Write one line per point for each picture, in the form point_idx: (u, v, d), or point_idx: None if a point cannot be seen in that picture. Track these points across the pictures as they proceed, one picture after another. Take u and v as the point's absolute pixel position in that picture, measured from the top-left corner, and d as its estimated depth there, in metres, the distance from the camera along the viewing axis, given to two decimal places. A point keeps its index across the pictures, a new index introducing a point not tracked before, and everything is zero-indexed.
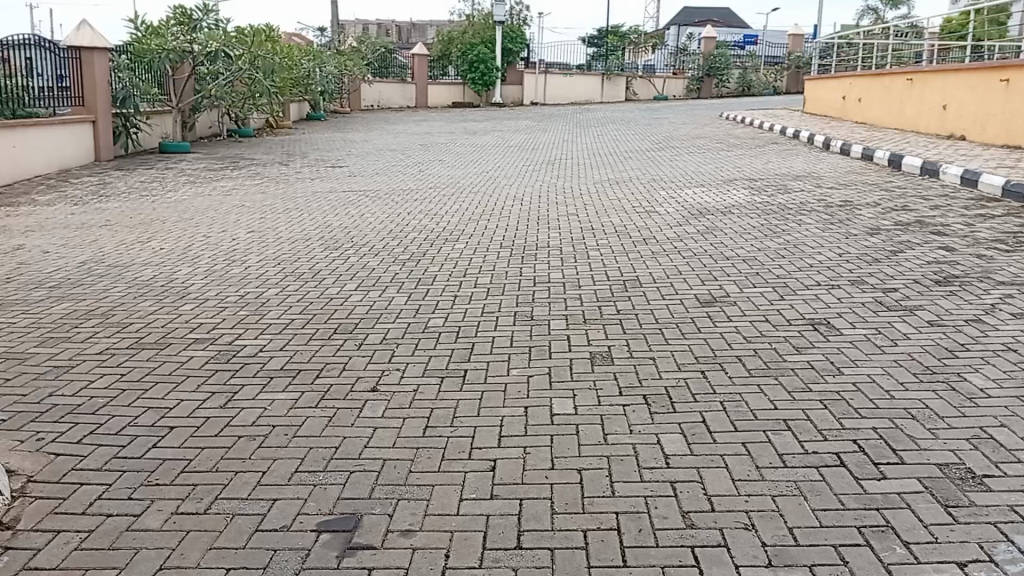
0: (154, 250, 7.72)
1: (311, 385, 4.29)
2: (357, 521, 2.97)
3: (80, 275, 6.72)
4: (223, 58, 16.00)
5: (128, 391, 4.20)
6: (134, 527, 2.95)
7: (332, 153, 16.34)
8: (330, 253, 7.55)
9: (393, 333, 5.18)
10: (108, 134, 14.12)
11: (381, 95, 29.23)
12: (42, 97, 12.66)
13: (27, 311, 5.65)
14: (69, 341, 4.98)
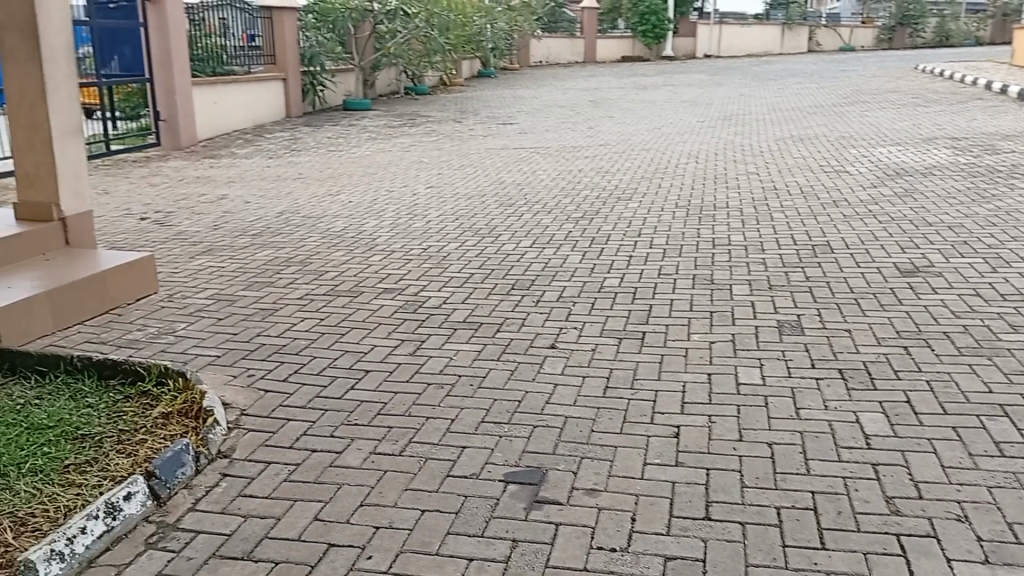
0: (342, 203, 8.14)
1: (492, 339, 4.38)
2: (543, 475, 3.01)
3: (278, 225, 7.20)
4: (402, 16, 16.45)
5: (325, 335, 4.45)
6: (336, 464, 3.14)
7: (503, 110, 16.50)
8: (504, 210, 7.64)
9: (569, 291, 5.17)
10: (297, 92, 15.00)
11: (551, 51, 29.12)
12: (237, 57, 13.62)
13: (235, 256, 6.13)
14: (272, 286, 5.36)
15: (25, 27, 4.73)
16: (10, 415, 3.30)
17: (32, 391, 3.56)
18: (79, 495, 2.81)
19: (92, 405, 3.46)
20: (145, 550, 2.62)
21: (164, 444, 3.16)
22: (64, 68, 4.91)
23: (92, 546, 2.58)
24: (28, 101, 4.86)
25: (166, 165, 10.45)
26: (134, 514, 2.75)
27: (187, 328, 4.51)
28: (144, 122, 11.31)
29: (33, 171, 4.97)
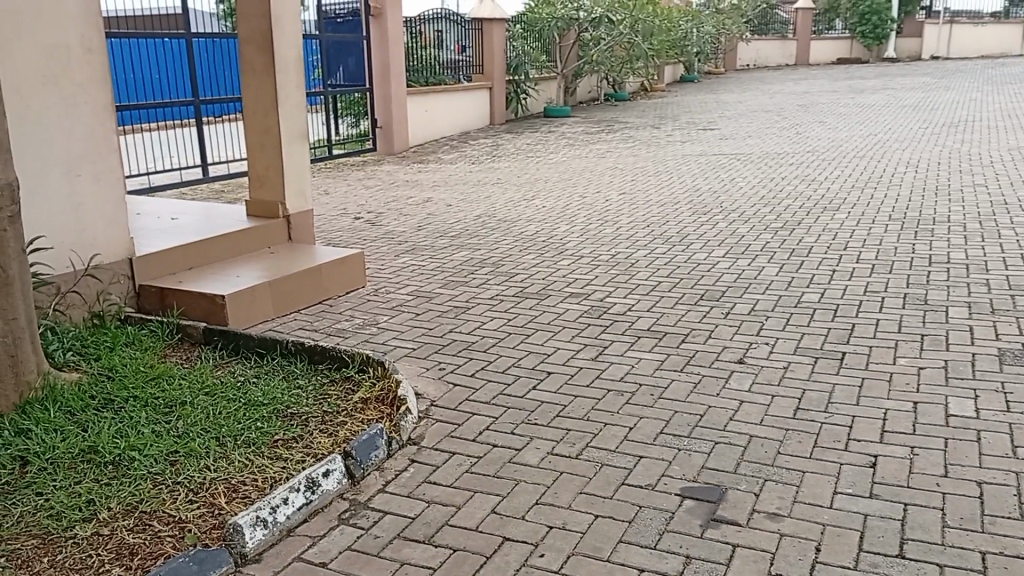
0: (537, 207, 8.35)
1: (677, 349, 4.30)
2: (721, 493, 2.92)
3: (476, 227, 7.52)
4: (607, 23, 16.57)
5: (513, 335, 4.59)
6: (515, 461, 3.23)
7: (704, 115, 16.13)
8: (699, 218, 7.48)
9: (763, 304, 4.98)
10: (501, 99, 15.54)
11: (759, 54, 28.05)
12: (450, 66, 14.28)
13: (434, 256, 6.48)
14: (466, 285, 5.61)
15: (262, 44, 5.28)
16: (233, 390, 3.69)
17: (253, 369, 3.96)
18: (284, 468, 3.09)
19: (301, 387, 3.80)
20: (337, 524, 2.84)
21: (360, 427, 3.41)
22: (293, 78, 5.43)
23: (293, 517, 2.83)
24: (262, 110, 5.43)
25: (379, 168, 11.23)
26: (330, 491, 2.99)
27: (388, 321, 4.82)
28: (362, 128, 12.15)
29: (265, 172, 5.53)
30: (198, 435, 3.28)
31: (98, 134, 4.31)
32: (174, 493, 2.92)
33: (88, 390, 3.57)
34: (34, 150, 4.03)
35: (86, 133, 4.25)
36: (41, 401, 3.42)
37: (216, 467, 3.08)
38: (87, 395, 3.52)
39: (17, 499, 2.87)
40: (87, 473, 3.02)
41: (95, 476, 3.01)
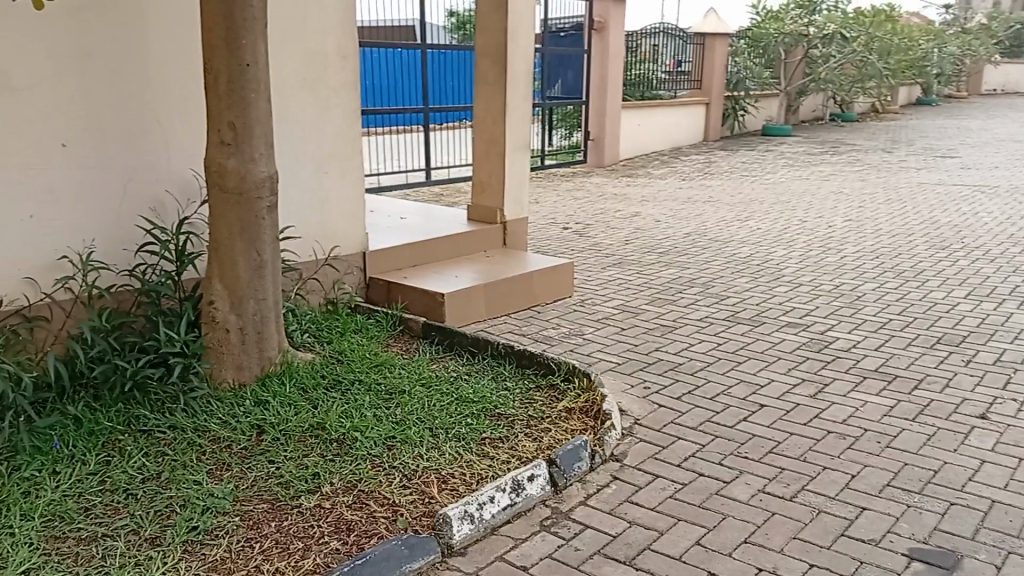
0: (752, 229, 8.04)
1: (908, 395, 3.96)
2: (957, 561, 2.64)
3: (686, 245, 7.36)
4: (839, 41, 15.65)
5: (723, 361, 4.44)
6: (723, 493, 3.11)
7: (944, 141, 14.79)
8: (935, 252, 6.85)
9: (1011, 355, 4.46)
10: (717, 116, 15.15)
11: (1012, 76, 25.30)
12: (664, 82, 14.18)
13: (643, 271, 6.42)
14: (675, 304, 5.50)
15: (495, 55, 5.49)
16: (446, 384, 3.84)
17: (465, 367, 4.10)
18: (490, 466, 3.17)
19: (509, 388, 3.88)
20: (539, 530, 2.88)
21: (565, 436, 3.43)
22: (521, 89, 5.59)
23: (497, 516, 2.90)
24: (491, 119, 5.64)
25: (590, 179, 11.32)
26: (534, 496, 3.04)
27: (594, 333, 4.83)
28: (573, 140, 12.34)
29: (488, 178, 5.72)
30: (413, 424, 3.44)
31: (346, 134, 4.67)
32: (390, 476, 3.07)
33: (320, 370, 3.81)
34: (293, 146, 4.43)
35: (336, 132, 4.62)
36: (279, 375, 3.67)
37: (428, 456, 3.21)
38: (319, 374, 3.77)
39: (252, 465, 3.09)
40: (314, 448, 3.22)
41: (321, 451, 3.21)
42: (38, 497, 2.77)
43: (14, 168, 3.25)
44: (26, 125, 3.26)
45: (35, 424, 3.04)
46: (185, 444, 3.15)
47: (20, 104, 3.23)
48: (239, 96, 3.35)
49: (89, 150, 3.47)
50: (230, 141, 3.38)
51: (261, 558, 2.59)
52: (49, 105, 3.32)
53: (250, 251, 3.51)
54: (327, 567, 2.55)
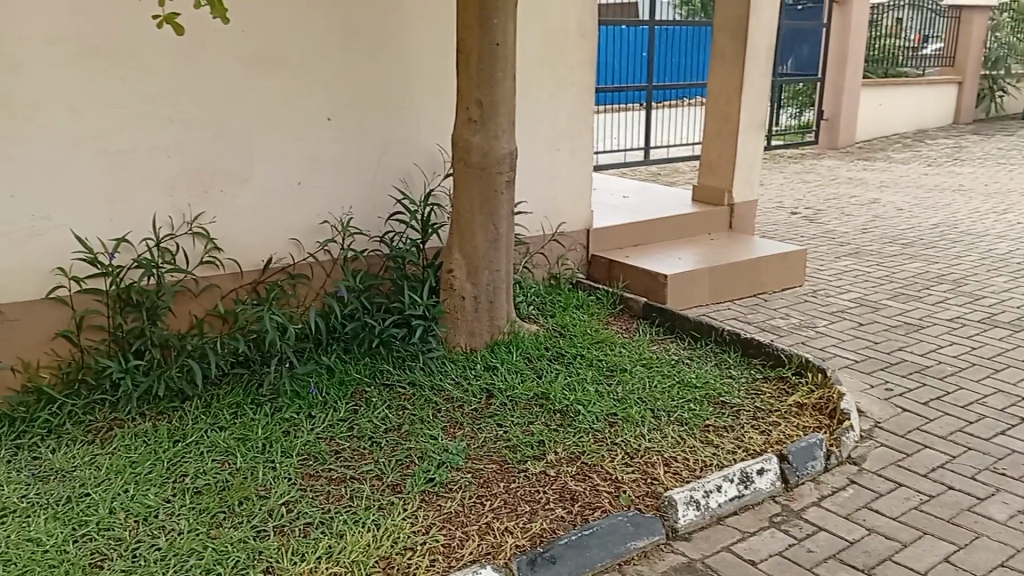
0: (1011, 223, 7.19)
1: None
2: None
3: (932, 237, 6.72)
4: None
5: (977, 367, 4.01)
6: (977, 510, 2.83)
7: None
8: None
9: None
10: (971, 97, 13.66)
11: None
12: (911, 58, 12.95)
13: (881, 262, 5.94)
14: (919, 300, 5.04)
15: (735, 30, 5.27)
16: (669, 367, 3.78)
17: (688, 351, 4.01)
18: (715, 455, 3.08)
19: (734, 376, 3.75)
20: (768, 526, 2.77)
21: (796, 431, 3.26)
22: (760, 65, 5.34)
23: (724, 506, 2.83)
24: (725, 96, 5.44)
25: (820, 162, 10.64)
26: (764, 490, 2.93)
27: (827, 326, 4.54)
28: (804, 120, 11.63)
29: (717, 157, 5.54)
30: (635, 403, 3.42)
31: (580, 111, 4.71)
32: (613, 452, 3.08)
33: (545, 341, 3.90)
34: (530, 123, 4.53)
35: (571, 110, 4.67)
36: (507, 344, 3.79)
37: (651, 437, 3.19)
38: (544, 346, 3.85)
39: (482, 426, 3.22)
40: (539, 416, 3.31)
41: (545, 420, 3.29)
42: (297, 436, 3.06)
43: (288, 139, 3.60)
44: (300, 100, 3.59)
45: (296, 369, 3.36)
46: (422, 401, 3.35)
47: (296, 81, 3.56)
48: (489, 75, 3.46)
49: (350, 124, 3.75)
50: (477, 119, 3.52)
51: (490, 516, 2.69)
52: (319, 82, 3.62)
53: (487, 223, 3.65)
54: (553, 533, 2.61)
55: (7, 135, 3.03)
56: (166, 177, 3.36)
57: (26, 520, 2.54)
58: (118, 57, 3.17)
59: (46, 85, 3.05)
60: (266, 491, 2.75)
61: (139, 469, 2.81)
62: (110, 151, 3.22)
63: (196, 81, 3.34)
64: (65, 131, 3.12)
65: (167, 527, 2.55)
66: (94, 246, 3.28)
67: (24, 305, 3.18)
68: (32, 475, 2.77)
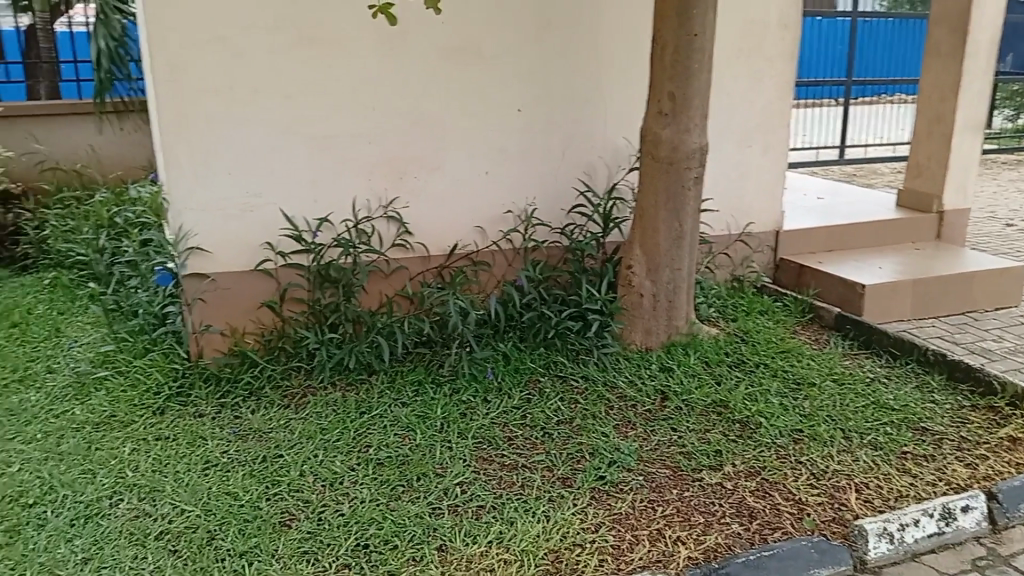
0: None
1: None
2: None
3: None
4: None
5: None
6: None
7: None
8: None
9: None
10: None
11: None
12: None
13: None
14: None
15: (956, 22, 4.82)
16: (862, 385, 3.52)
17: (883, 369, 3.72)
18: (911, 484, 2.84)
19: (936, 401, 3.43)
20: (970, 570, 2.51)
21: (1008, 468, 2.94)
22: (983, 61, 4.86)
23: (921, 542, 2.61)
24: (940, 95, 4.99)
25: None
26: (967, 530, 2.67)
27: None
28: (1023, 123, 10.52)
29: (927, 161, 5.11)
30: (822, 421, 3.21)
31: (775, 106, 4.48)
32: (796, 471, 2.91)
33: (725, 346, 3.74)
34: (722, 119, 4.38)
35: (766, 105, 4.45)
36: (684, 346, 3.68)
37: (839, 459, 2.98)
38: (724, 351, 3.70)
39: (657, 429, 3.14)
40: (716, 425, 3.18)
41: (723, 429, 3.15)
42: (472, 419, 3.11)
43: (480, 129, 3.66)
44: (494, 91, 3.64)
45: (475, 354, 3.43)
46: (595, 397, 3.31)
47: (491, 72, 3.61)
48: (685, 67, 3.35)
49: (540, 116, 3.75)
50: (669, 112, 3.41)
51: (663, 523, 2.61)
52: (511, 72, 3.65)
53: (673, 220, 3.53)
54: (729, 549, 2.50)
55: (231, 117, 3.27)
56: (364, 162, 3.51)
57: (226, 473, 2.73)
58: (328, 46, 3.33)
59: (264, 71, 3.27)
60: (442, 469, 2.81)
61: (328, 436, 2.96)
62: (315, 135, 3.41)
63: (397, 70, 3.46)
64: (278, 116, 3.33)
65: (350, 495, 2.64)
66: (300, 225, 3.49)
67: (235, 274, 3.44)
68: (233, 432, 2.97)
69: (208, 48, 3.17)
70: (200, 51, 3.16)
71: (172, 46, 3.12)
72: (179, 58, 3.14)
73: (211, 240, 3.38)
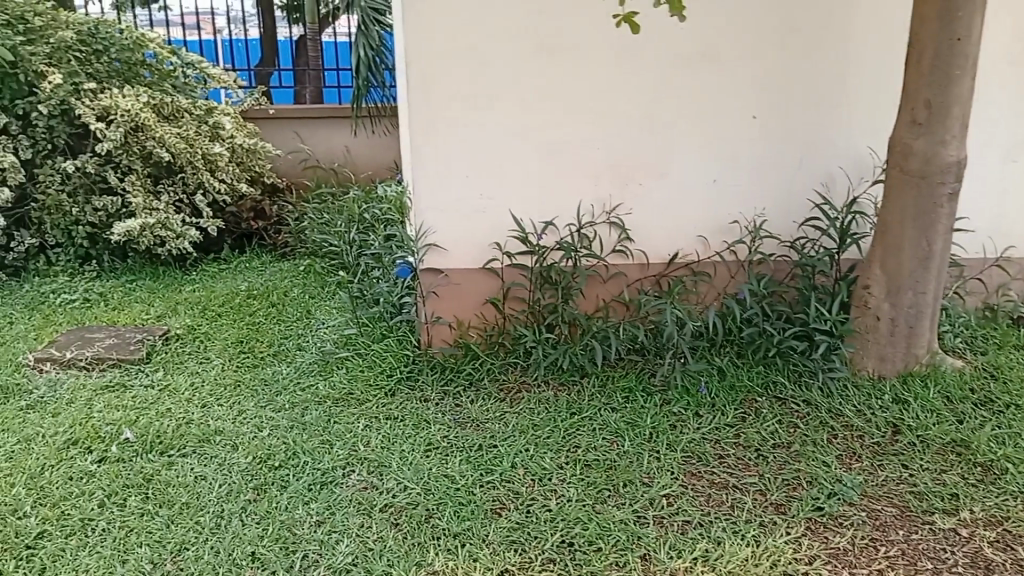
0: None
1: None
2: None
3: None
4: None
5: None
6: None
7: None
8: None
9: None
10: None
11: None
12: None
13: None
14: None
15: None
16: None
17: None
18: None
19: None
20: None
21: None
22: None
23: None
24: None
25: None
26: None
27: None
28: None
29: None
30: None
31: None
32: None
33: (971, 381, 3.39)
34: (986, 132, 3.94)
35: None
36: (923, 377, 3.37)
37: None
38: (970, 386, 3.35)
39: (885, 464, 2.91)
40: (956, 466, 2.89)
41: (964, 472, 2.86)
42: (683, 432, 3.06)
43: (711, 136, 3.55)
44: (729, 97, 3.50)
45: (689, 366, 3.38)
46: (816, 422, 3.13)
47: (729, 78, 3.47)
48: (944, 72, 3.02)
49: (778, 123, 3.56)
50: (923, 121, 3.10)
51: (885, 564, 2.42)
52: (753, 79, 3.48)
53: (919, 239, 3.23)
54: None
55: (470, 123, 3.43)
56: (592, 167, 3.54)
57: (446, 457, 2.90)
58: (567, 53, 3.37)
59: (502, 79, 3.38)
60: (649, 479, 2.79)
61: (540, 432, 3.05)
62: (548, 141, 3.49)
63: (631, 76, 3.43)
64: (515, 121, 3.44)
65: (558, 492, 2.71)
66: (526, 227, 3.60)
67: (465, 271, 3.63)
68: (454, 419, 3.15)
69: (455, 57, 3.33)
70: (448, 59, 3.33)
71: (423, 56, 3.31)
72: (428, 68, 3.33)
73: (445, 238, 3.58)
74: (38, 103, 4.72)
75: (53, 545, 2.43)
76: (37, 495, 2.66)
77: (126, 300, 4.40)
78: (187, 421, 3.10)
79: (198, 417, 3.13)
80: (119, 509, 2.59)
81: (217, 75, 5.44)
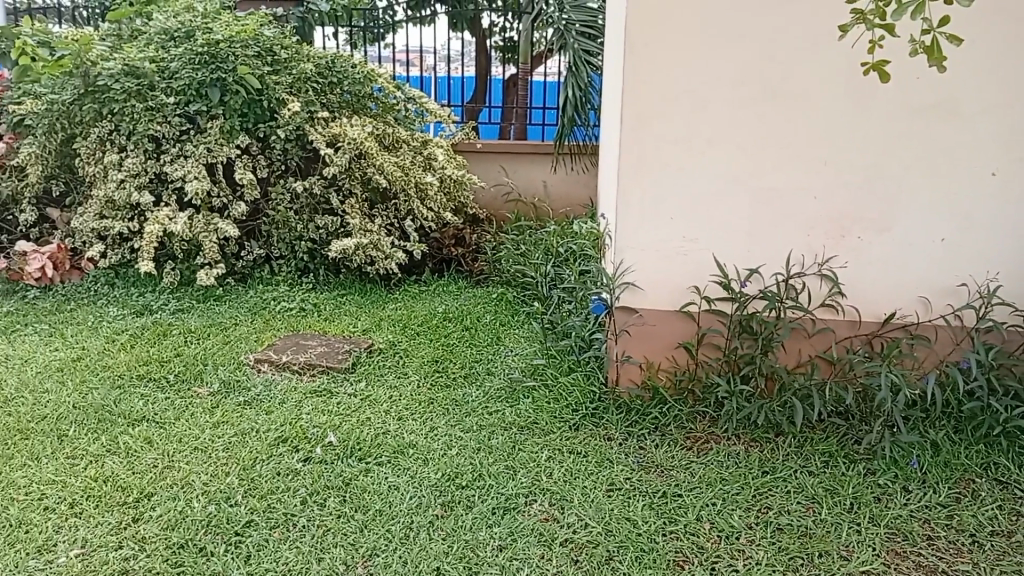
0: None
1: None
2: None
3: None
4: None
5: None
6: None
7: None
8: None
9: None
10: None
11: None
12: None
13: None
14: None
15: None
16: None
17: None
18: None
19: None
20: None
21: None
22: None
23: None
24: None
25: None
26: None
27: None
28: None
29: None
30: None
31: None
32: None
33: None
34: None
35: None
36: None
37: None
38: None
39: None
40: None
41: None
42: (888, 506, 2.82)
43: (943, 192, 3.30)
44: (967, 152, 3.24)
45: (900, 437, 3.13)
46: None
47: (968, 131, 3.22)
48: None
49: (1021, 182, 3.25)
50: None
51: None
52: (996, 132, 3.20)
53: None
54: None
55: (682, 165, 3.40)
56: (806, 217, 3.39)
57: (628, 500, 2.84)
58: (789, 99, 3.26)
59: (719, 122, 3.32)
60: (848, 552, 2.59)
61: (728, 487, 2.92)
62: (762, 187, 3.38)
63: (858, 124, 3.26)
64: (730, 165, 3.37)
65: (746, 553, 2.57)
66: (730, 273, 3.50)
67: (660, 313, 3.58)
68: (637, 462, 3.09)
69: (673, 100, 3.32)
70: (666, 102, 3.33)
71: (642, 98, 3.33)
72: (644, 109, 3.34)
73: (644, 278, 3.56)
74: (277, 127, 5.21)
75: (258, 534, 2.61)
76: (247, 485, 2.88)
77: (335, 312, 4.73)
78: (384, 432, 3.26)
79: (394, 429, 3.28)
80: (319, 508, 2.75)
81: (435, 109, 5.78)
